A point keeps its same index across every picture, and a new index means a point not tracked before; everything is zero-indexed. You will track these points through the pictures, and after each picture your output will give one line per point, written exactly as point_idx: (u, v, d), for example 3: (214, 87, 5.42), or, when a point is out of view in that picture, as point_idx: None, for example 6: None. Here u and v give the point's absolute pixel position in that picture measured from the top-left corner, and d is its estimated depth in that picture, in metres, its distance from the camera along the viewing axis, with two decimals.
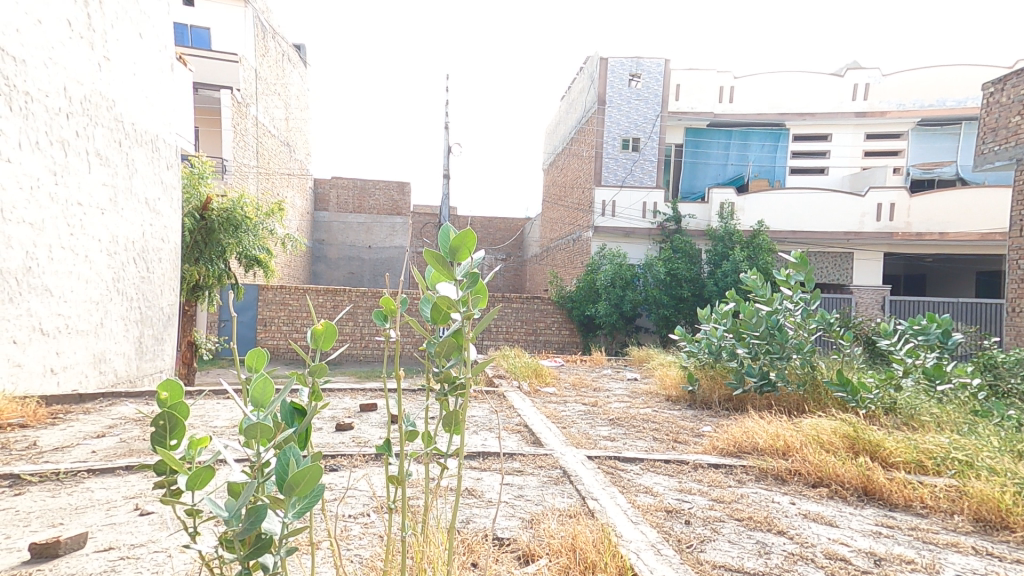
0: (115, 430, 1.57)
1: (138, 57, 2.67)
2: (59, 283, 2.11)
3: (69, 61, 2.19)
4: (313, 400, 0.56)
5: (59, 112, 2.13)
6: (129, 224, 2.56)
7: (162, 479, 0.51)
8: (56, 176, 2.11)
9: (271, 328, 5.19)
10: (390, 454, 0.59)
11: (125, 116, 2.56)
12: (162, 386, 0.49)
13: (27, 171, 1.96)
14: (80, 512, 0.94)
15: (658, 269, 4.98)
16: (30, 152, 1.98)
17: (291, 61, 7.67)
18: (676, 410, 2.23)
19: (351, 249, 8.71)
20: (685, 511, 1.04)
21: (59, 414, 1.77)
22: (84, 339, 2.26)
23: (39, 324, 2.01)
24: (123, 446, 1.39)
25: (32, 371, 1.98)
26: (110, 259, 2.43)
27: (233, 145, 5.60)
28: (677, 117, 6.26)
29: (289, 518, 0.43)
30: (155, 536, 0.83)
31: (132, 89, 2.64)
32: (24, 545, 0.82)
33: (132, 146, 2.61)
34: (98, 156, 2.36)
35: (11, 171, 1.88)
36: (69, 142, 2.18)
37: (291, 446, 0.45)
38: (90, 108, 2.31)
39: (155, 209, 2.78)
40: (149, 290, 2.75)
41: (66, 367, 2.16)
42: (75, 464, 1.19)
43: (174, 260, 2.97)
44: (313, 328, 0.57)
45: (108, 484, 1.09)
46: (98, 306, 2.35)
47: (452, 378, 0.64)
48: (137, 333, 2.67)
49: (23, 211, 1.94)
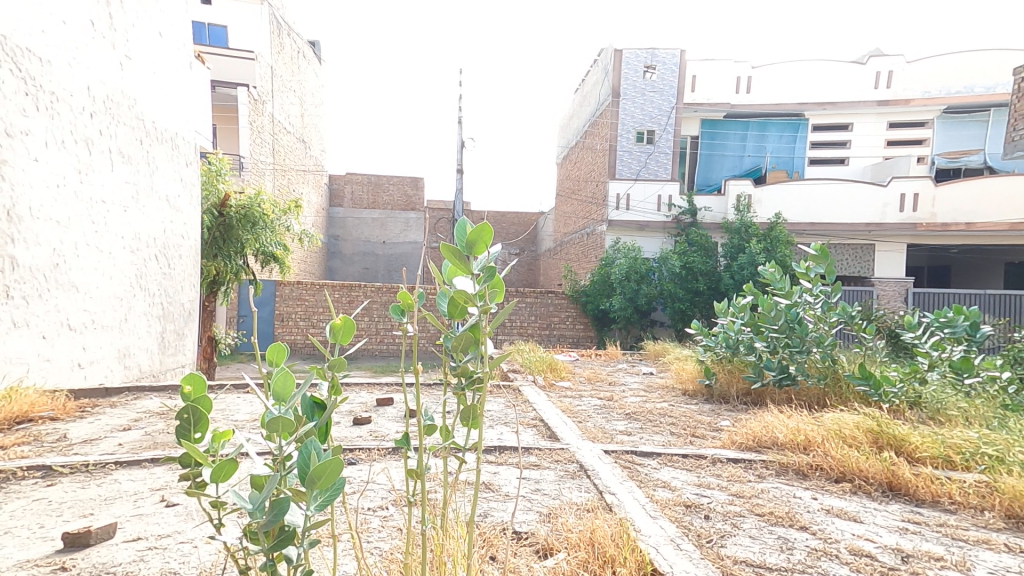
0: (141, 424, 1.60)
1: (158, 56, 2.71)
2: (85, 279, 2.16)
3: (91, 59, 2.22)
4: (333, 393, 0.57)
5: (84, 111, 2.17)
6: (150, 221, 2.60)
7: (187, 471, 0.52)
8: (82, 175, 2.15)
9: (288, 323, 5.26)
10: (409, 448, 0.59)
11: (145, 113, 2.60)
12: (186, 379, 0.51)
13: (53, 170, 2.00)
14: (110, 503, 0.97)
15: (673, 262, 4.94)
16: (56, 151, 2.02)
17: (306, 58, 7.73)
18: (693, 405, 2.21)
19: (366, 244, 8.79)
20: (704, 506, 1.03)
21: (87, 407, 1.82)
22: (108, 334, 2.31)
23: (67, 320, 2.07)
24: (148, 439, 1.42)
25: (60, 365, 2.03)
26: (133, 255, 2.48)
27: (250, 142, 5.67)
28: (693, 108, 6.16)
29: (311, 510, 0.44)
30: (181, 526, 0.85)
31: (152, 87, 2.67)
32: (57, 534, 0.84)
33: (152, 144, 2.65)
34: (121, 155, 2.41)
35: (38, 169, 1.93)
36: (94, 141, 2.23)
37: (313, 440, 0.46)
38: (113, 107, 2.35)
39: (176, 206, 2.82)
40: (170, 285, 2.80)
41: (92, 362, 2.21)
42: (104, 455, 1.23)
43: (193, 257, 3.01)
44: (333, 322, 0.58)
45: (135, 476, 1.11)
46: (122, 302, 2.40)
47: (469, 372, 0.64)
48: (160, 328, 2.72)
49: (50, 209, 1.99)
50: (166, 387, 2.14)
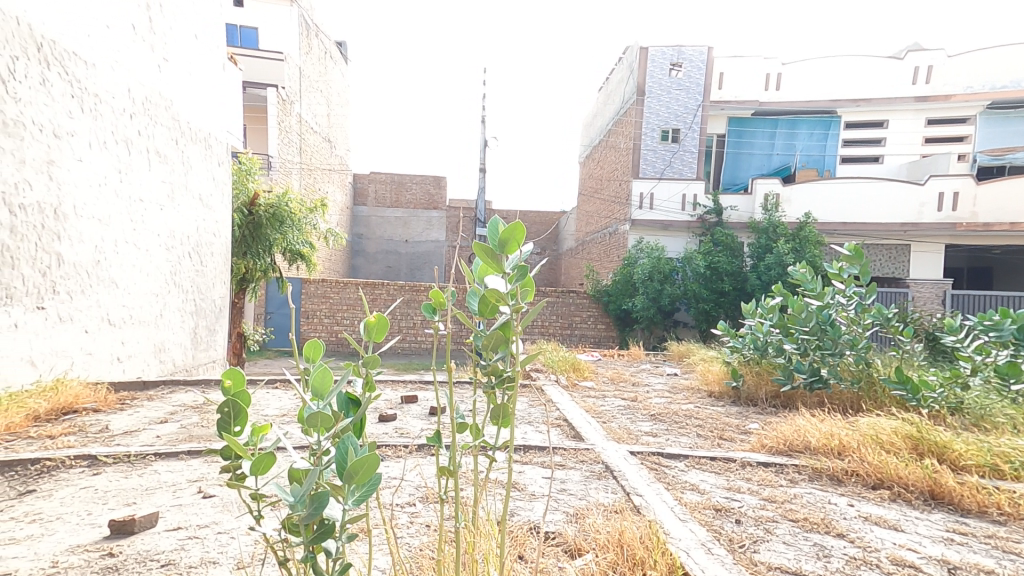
0: (177, 417, 1.65)
1: (194, 58, 2.78)
2: (124, 275, 2.23)
3: (131, 61, 2.29)
4: (366, 390, 0.58)
5: (124, 112, 2.25)
6: (184, 219, 2.68)
7: (227, 463, 0.54)
8: (121, 174, 2.22)
9: (314, 320, 5.36)
10: (440, 446, 0.59)
11: (181, 114, 2.67)
12: (226, 374, 0.52)
13: (96, 169, 2.08)
14: (151, 493, 1.00)
15: (698, 262, 4.88)
16: (99, 151, 2.09)
17: (333, 58, 7.84)
18: (719, 406, 2.18)
19: (389, 243, 8.88)
20: (735, 511, 1.01)
21: (127, 400, 1.89)
22: (145, 329, 2.39)
23: (107, 315, 2.14)
24: (184, 432, 1.46)
25: (101, 359, 2.11)
26: (168, 252, 2.56)
27: (279, 142, 5.78)
28: (720, 106, 6.05)
29: (349, 505, 0.45)
30: (219, 517, 0.88)
31: (187, 88, 2.75)
32: (104, 522, 0.87)
33: (187, 145, 2.72)
34: (158, 155, 2.48)
35: (82, 169, 2.00)
36: (133, 141, 2.30)
37: (350, 436, 0.47)
38: (151, 108, 2.43)
39: (208, 205, 2.90)
40: (202, 282, 2.87)
41: (130, 356, 2.29)
42: (144, 447, 1.27)
43: (224, 254, 3.09)
44: (367, 320, 0.59)
45: (174, 467, 1.15)
46: (158, 298, 2.48)
47: (500, 371, 0.64)
48: (193, 324, 2.80)
49: (93, 208, 2.06)
50: (200, 381, 2.20)
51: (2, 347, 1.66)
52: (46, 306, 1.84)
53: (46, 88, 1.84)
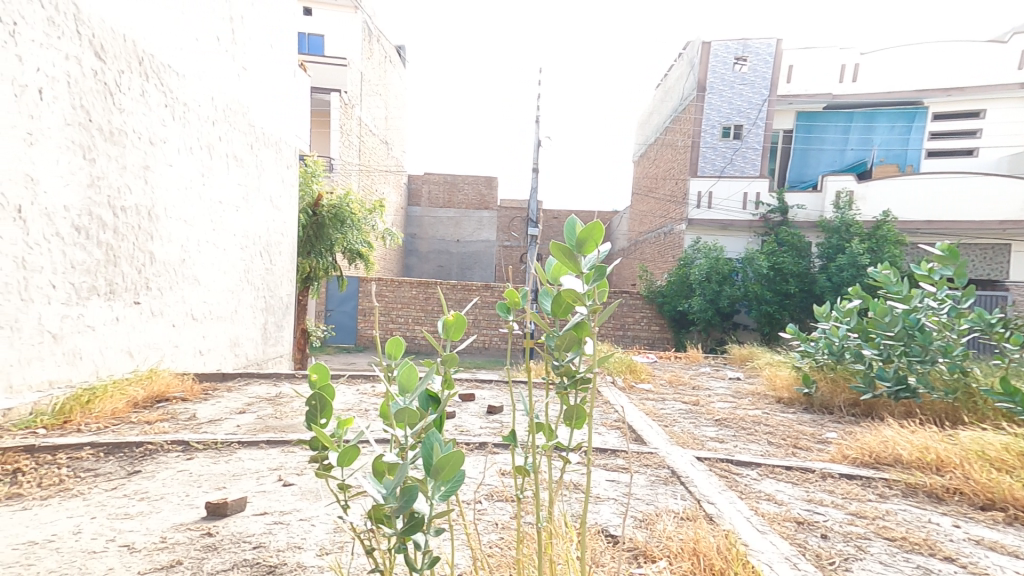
0: (253, 408, 1.74)
1: (269, 66, 2.94)
2: (205, 273, 2.38)
3: (215, 71, 2.45)
4: (445, 388, 0.58)
5: (209, 119, 2.40)
6: (257, 220, 2.83)
7: (315, 454, 0.57)
8: (204, 178, 2.37)
9: (370, 317, 5.53)
10: (515, 445, 0.60)
11: (257, 121, 2.83)
12: (313, 368, 0.55)
13: (183, 174, 2.23)
14: (238, 478, 1.06)
15: (760, 263, 4.67)
16: (186, 156, 2.25)
17: (392, 62, 8.08)
18: (790, 414, 2.09)
19: (441, 242, 9.04)
20: (820, 525, 0.96)
21: (209, 391, 2.01)
22: (222, 324, 2.53)
23: (191, 311, 2.30)
24: (261, 422, 1.53)
25: (185, 351, 2.26)
26: (243, 252, 2.71)
27: (340, 145, 6.02)
28: (788, 101, 5.78)
29: (436, 500, 0.46)
30: (300, 505, 0.92)
31: (263, 95, 2.91)
32: (201, 503, 0.93)
33: (261, 149, 2.88)
34: (236, 159, 2.63)
35: (172, 174, 2.15)
36: (215, 146, 2.45)
37: (435, 432, 0.48)
38: (231, 115, 2.58)
39: (278, 206, 3.05)
40: (271, 280, 3.02)
41: (210, 350, 2.44)
42: (228, 435, 1.35)
43: (291, 253, 3.24)
44: (445, 318, 0.60)
45: (255, 455, 1.21)
46: (233, 295, 2.63)
47: (573, 372, 0.64)
48: (263, 319, 2.95)
49: (180, 210, 2.21)
50: (271, 374, 2.32)
51: (106, 338, 1.82)
52: (141, 301, 1.99)
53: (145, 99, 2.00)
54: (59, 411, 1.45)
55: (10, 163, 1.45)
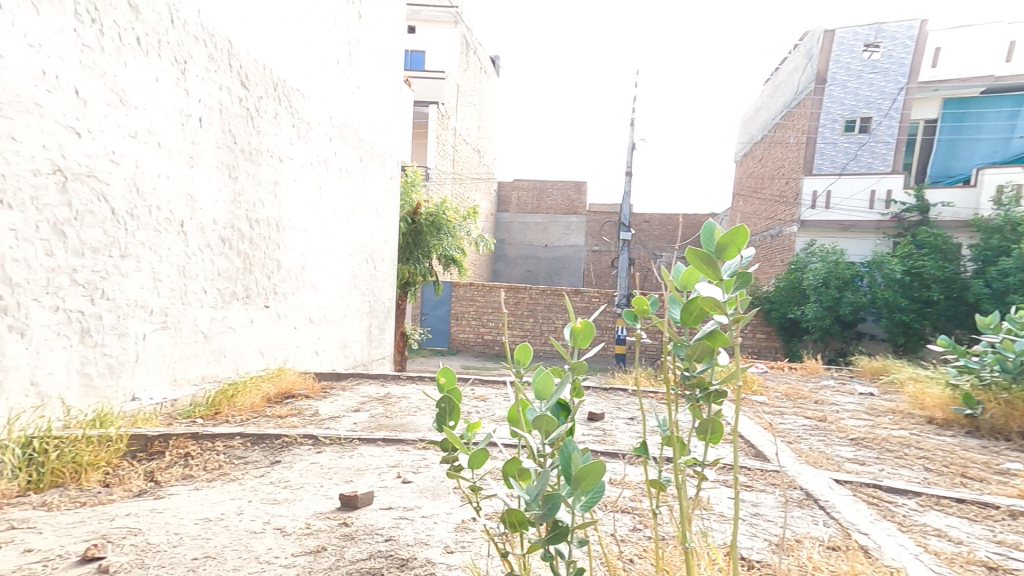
0: (366, 406, 1.84)
1: (379, 83, 3.15)
2: (320, 279, 2.59)
3: (334, 92, 2.68)
4: (575, 396, 0.56)
5: (327, 136, 2.62)
6: (364, 229, 3.02)
7: (446, 456, 0.57)
8: (322, 190, 2.58)
9: (462, 321, 5.69)
10: (649, 459, 0.54)
11: (367, 135, 3.03)
12: (441, 372, 0.55)
13: (305, 188, 2.45)
14: (363, 473, 1.11)
15: (892, 267, 4.20)
16: (308, 171, 2.47)
17: (486, 72, 8.33)
18: (948, 437, 1.83)
19: (528, 248, 9.12)
20: (1018, 573, 0.81)
21: (327, 388, 2.17)
22: (334, 327, 2.73)
23: (309, 314, 2.51)
24: (375, 420, 1.62)
25: (304, 351, 2.48)
26: (353, 259, 2.90)
27: (437, 154, 6.29)
28: (932, 87, 5.04)
29: (578, 509, 0.43)
30: (421, 502, 0.93)
31: (374, 112, 3.12)
32: (334, 495, 0.99)
33: (370, 162, 3.07)
34: (349, 172, 2.84)
35: (296, 188, 2.38)
36: (332, 161, 2.66)
37: (572, 440, 0.45)
38: (346, 131, 2.79)
39: (382, 215, 3.23)
40: (376, 285, 3.20)
41: (324, 350, 2.65)
42: (351, 431, 1.42)
43: (393, 260, 3.41)
44: (573, 324, 0.57)
45: (374, 451, 1.27)
46: (343, 300, 2.82)
47: (706, 385, 0.53)
48: (369, 322, 3.14)
49: (300, 221, 2.43)
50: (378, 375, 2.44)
51: (243, 338, 2.08)
52: (270, 305, 2.24)
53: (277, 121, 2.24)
54: (212, 403, 1.66)
55: (175, 185, 1.73)
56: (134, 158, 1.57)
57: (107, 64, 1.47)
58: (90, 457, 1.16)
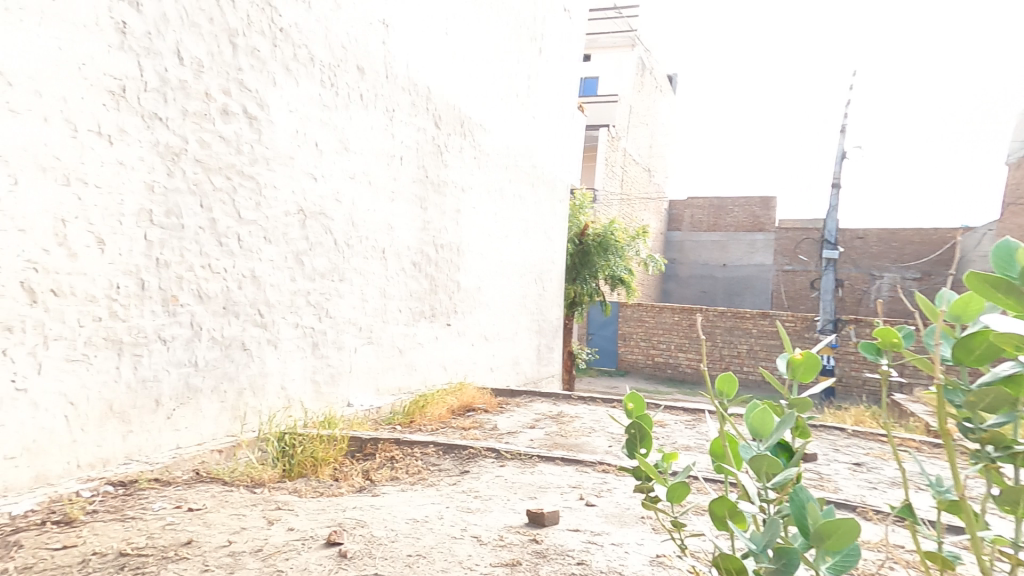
0: (542, 424, 1.87)
1: (552, 109, 3.32)
2: (493, 296, 2.75)
3: (512, 121, 2.89)
4: (798, 434, 0.47)
5: (502, 162, 2.80)
6: (535, 250, 3.16)
7: (642, 483, 0.54)
8: (496, 214, 2.76)
9: (631, 341, 5.56)
10: (904, 518, 0.43)
11: (540, 163, 3.21)
12: (629, 397, 0.52)
13: (482, 210, 2.65)
14: (544, 491, 1.14)
15: None
16: (485, 195, 2.66)
17: (661, 90, 8.25)
18: None
19: (703, 267, 8.63)
20: None
21: (504, 405, 2.26)
22: (506, 344, 2.88)
23: (483, 332, 2.68)
24: (550, 438, 1.64)
25: (481, 368, 2.65)
26: (523, 279, 3.04)
27: (606, 176, 6.33)
28: None
29: (816, 567, 0.36)
30: (608, 527, 0.91)
31: (546, 136, 3.27)
32: (520, 509, 1.03)
33: (541, 184, 3.21)
34: (522, 196, 3.00)
35: (474, 210, 2.58)
36: (506, 184, 2.84)
37: (803, 488, 0.38)
38: (518, 156, 2.95)
39: (552, 237, 3.34)
40: (544, 305, 3.30)
41: (497, 368, 2.80)
42: (530, 449, 1.46)
43: (561, 280, 3.49)
44: (787, 353, 0.47)
45: (554, 470, 1.29)
46: (514, 320, 2.95)
47: (1000, 438, 0.39)
48: (538, 341, 3.24)
49: (478, 243, 2.62)
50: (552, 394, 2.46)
51: (429, 353, 2.30)
52: (452, 323, 2.45)
53: (462, 154, 2.48)
54: (408, 412, 1.86)
55: (380, 215, 2.01)
56: (351, 197, 1.86)
57: (338, 118, 1.81)
58: (323, 453, 1.40)
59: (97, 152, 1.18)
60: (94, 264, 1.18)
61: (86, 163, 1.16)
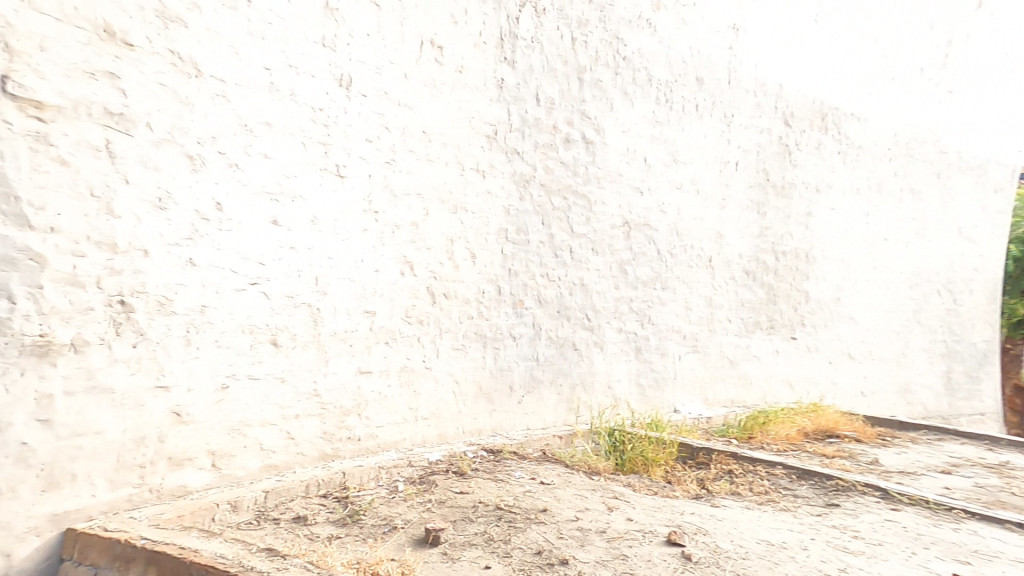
0: (929, 467, 3.82)
1: (960, 76, 6.24)
2: (856, 314, 5.42)
3: (903, 106, 5.80)
4: None
5: (876, 153, 5.57)
6: (910, 254, 5.93)
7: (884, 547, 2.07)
8: (867, 213, 5.50)
9: None
10: None
11: (946, 135, 6.14)
12: None
13: (854, 216, 5.42)
14: (931, 543, 2.49)
15: None
16: (851, 197, 5.44)
17: None
18: None
19: None
20: None
21: (874, 438, 4.42)
22: (866, 345, 5.52)
23: (849, 350, 5.40)
24: (905, 476, 3.54)
25: (841, 381, 5.32)
26: (896, 292, 5.88)
27: None
28: None
29: None
30: (887, 557, 2.30)
31: (940, 106, 6.09)
32: (885, 559, 2.28)
33: (919, 152, 5.95)
34: (912, 187, 5.89)
35: (835, 212, 5.34)
36: (879, 183, 5.59)
37: None
38: (907, 144, 5.85)
39: (920, 236, 5.99)
40: (902, 333, 5.88)
41: (866, 390, 5.52)
42: (943, 499, 2.95)
43: (951, 250, 6.20)
44: None
45: (974, 536, 2.59)
46: (883, 333, 5.69)
47: None
48: (885, 369, 5.71)
49: (846, 259, 5.39)
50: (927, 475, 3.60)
51: (769, 371, 4.82)
52: (792, 336, 4.99)
53: (818, 146, 5.16)
54: (755, 429, 4.01)
55: (709, 223, 4.52)
56: (670, 205, 4.28)
57: (671, 130, 4.27)
58: (651, 454, 3.28)
59: (474, 184, 3.44)
60: (467, 273, 3.42)
61: (465, 199, 3.40)
